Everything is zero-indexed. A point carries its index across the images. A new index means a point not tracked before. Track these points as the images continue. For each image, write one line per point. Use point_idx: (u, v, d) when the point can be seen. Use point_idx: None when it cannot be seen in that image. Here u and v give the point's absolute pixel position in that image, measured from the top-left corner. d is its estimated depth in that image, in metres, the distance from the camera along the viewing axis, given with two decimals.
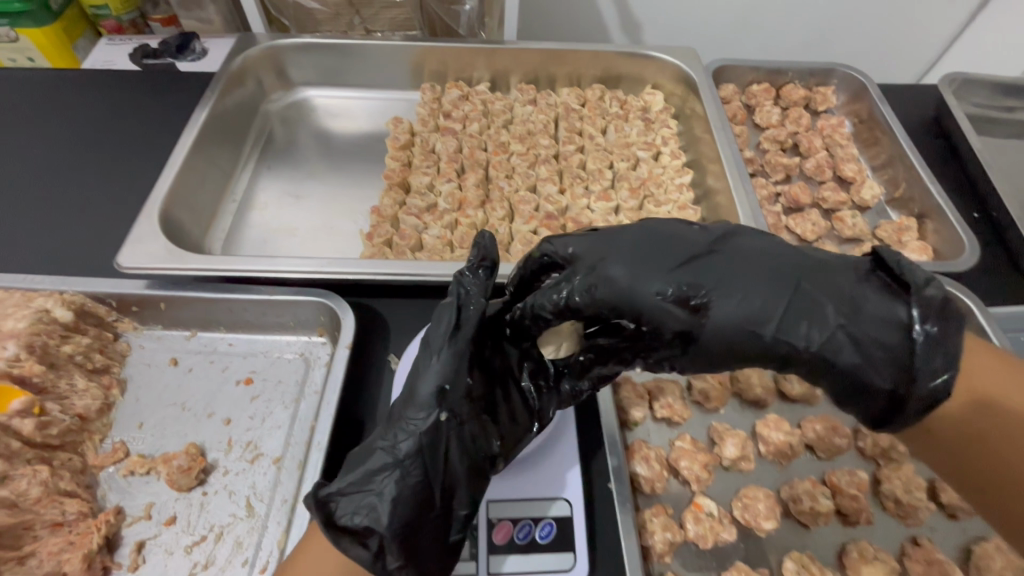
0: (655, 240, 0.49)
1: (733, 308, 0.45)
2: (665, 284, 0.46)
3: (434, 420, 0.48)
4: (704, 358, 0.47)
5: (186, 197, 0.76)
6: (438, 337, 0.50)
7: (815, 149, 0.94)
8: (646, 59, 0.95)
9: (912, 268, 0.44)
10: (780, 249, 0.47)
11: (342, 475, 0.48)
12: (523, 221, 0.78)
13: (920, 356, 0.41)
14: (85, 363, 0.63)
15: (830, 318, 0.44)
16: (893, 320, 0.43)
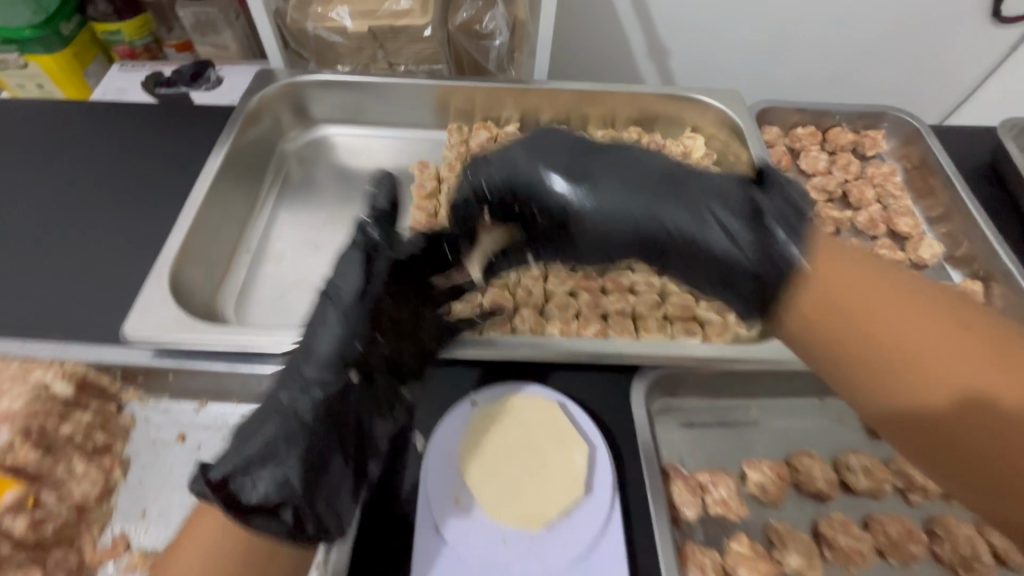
0: (569, 145, 0.54)
1: (616, 200, 0.50)
2: (560, 175, 0.52)
3: (325, 375, 0.49)
4: (596, 247, 0.53)
5: (198, 248, 0.71)
6: (328, 298, 0.52)
7: (867, 200, 0.88)
8: (687, 103, 0.90)
9: (783, 182, 0.46)
10: (659, 161, 0.52)
11: (224, 451, 0.47)
12: (559, 280, 0.72)
13: (785, 232, 0.43)
14: (84, 444, 0.59)
15: (696, 209, 0.47)
16: (770, 208, 0.45)
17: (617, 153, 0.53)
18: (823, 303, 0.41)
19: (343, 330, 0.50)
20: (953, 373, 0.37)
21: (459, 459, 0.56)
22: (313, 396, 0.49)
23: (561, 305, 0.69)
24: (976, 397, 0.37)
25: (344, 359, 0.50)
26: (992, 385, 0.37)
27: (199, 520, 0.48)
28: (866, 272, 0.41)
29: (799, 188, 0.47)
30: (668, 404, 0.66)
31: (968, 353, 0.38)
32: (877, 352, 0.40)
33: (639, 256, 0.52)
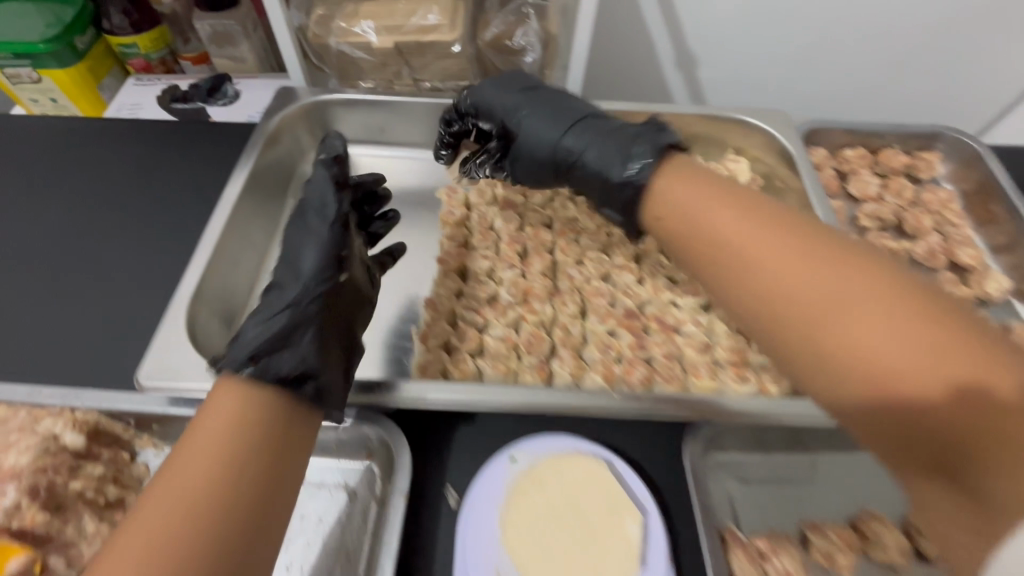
0: (524, 84, 0.70)
1: (537, 129, 0.66)
2: (506, 107, 0.68)
3: (324, 273, 0.53)
4: (521, 168, 0.70)
5: (216, 283, 0.67)
6: (311, 208, 0.58)
7: (925, 229, 0.82)
8: (730, 124, 0.84)
9: (667, 132, 0.59)
10: (581, 106, 0.68)
11: (238, 346, 0.48)
12: (599, 318, 0.67)
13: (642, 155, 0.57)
14: (96, 499, 0.54)
15: (592, 139, 0.63)
16: (642, 139, 0.59)
17: (558, 99, 0.68)
18: (701, 252, 0.49)
19: (326, 238, 0.55)
20: (823, 316, 0.40)
21: (498, 521, 0.52)
22: (314, 289, 0.52)
23: (600, 346, 0.65)
24: (851, 342, 0.38)
25: (332, 264, 0.54)
26: (867, 325, 0.38)
27: (205, 405, 0.42)
28: (739, 220, 0.47)
29: (673, 134, 0.60)
30: (726, 458, 0.61)
31: (872, 297, 0.38)
32: (757, 299, 0.44)
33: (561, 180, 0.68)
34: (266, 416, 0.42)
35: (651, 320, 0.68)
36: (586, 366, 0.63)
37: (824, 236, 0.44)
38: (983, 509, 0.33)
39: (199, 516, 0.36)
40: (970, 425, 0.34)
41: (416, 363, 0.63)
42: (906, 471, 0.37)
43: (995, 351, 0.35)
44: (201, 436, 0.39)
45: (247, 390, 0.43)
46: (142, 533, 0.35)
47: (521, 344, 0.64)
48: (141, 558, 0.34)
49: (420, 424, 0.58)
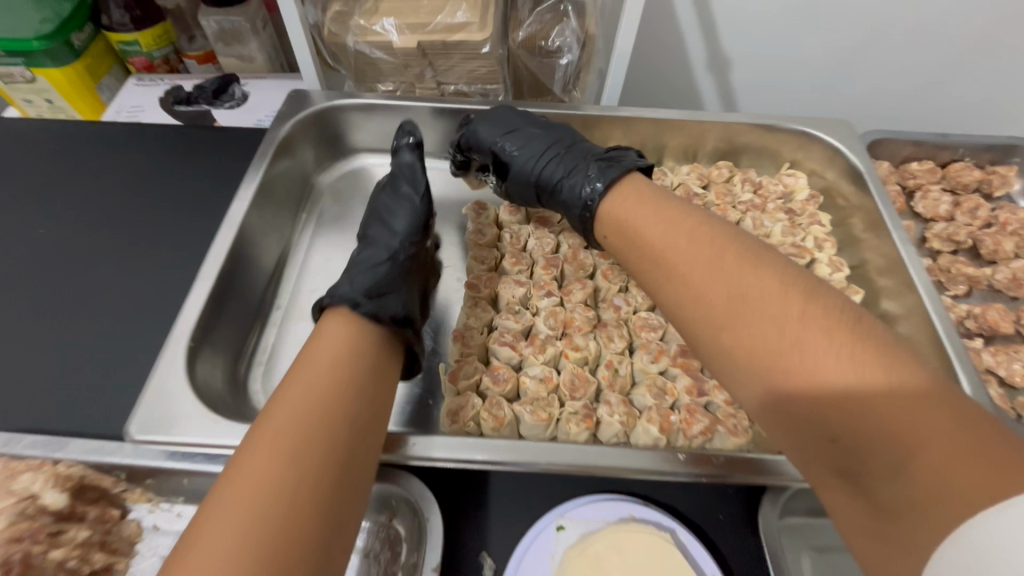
0: (519, 114, 0.72)
1: (521, 157, 0.69)
2: (495, 139, 0.70)
3: (409, 239, 0.65)
4: (513, 194, 0.72)
5: (220, 312, 0.60)
6: (400, 186, 0.69)
7: (1006, 253, 0.74)
8: (788, 134, 0.76)
9: (630, 158, 0.64)
10: (566, 135, 0.71)
11: (338, 287, 0.58)
12: (650, 356, 0.59)
13: (597, 182, 0.62)
14: (80, 568, 0.48)
15: (561, 168, 0.66)
16: (605, 166, 0.63)
17: (533, 121, 0.71)
18: (641, 268, 0.55)
19: (412, 212, 0.67)
20: (737, 330, 0.44)
21: None
22: (403, 249, 0.64)
23: (653, 390, 0.57)
24: (763, 355, 0.42)
25: (416, 234, 0.66)
26: (776, 338, 0.42)
27: (322, 329, 0.52)
28: (690, 245, 0.51)
29: (634, 158, 0.65)
30: (794, 520, 0.53)
31: (812, 315, 0.41)
32: (687, 313, 0.49)
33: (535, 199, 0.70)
34: (373, 343, 0.52)
35: None
36: (636, 414, 0.56)
37: (746, 251, 0.48)
38: (881, 514, 0.36)
39: (317, 425, 0.44)
40: (863, 435, 0.37)
41: (446, 407, 0.55)
42: (817, 479, 0.41)
43: (890, 362, 0.38)
44: (309, 366, 0.48)
45: (350, 325, 0.53)
46: (271, 435, 0.42)
47: (563, 386, 0.57)
48: (275, 447, 0.41)
49: (451, 483, 0.51)
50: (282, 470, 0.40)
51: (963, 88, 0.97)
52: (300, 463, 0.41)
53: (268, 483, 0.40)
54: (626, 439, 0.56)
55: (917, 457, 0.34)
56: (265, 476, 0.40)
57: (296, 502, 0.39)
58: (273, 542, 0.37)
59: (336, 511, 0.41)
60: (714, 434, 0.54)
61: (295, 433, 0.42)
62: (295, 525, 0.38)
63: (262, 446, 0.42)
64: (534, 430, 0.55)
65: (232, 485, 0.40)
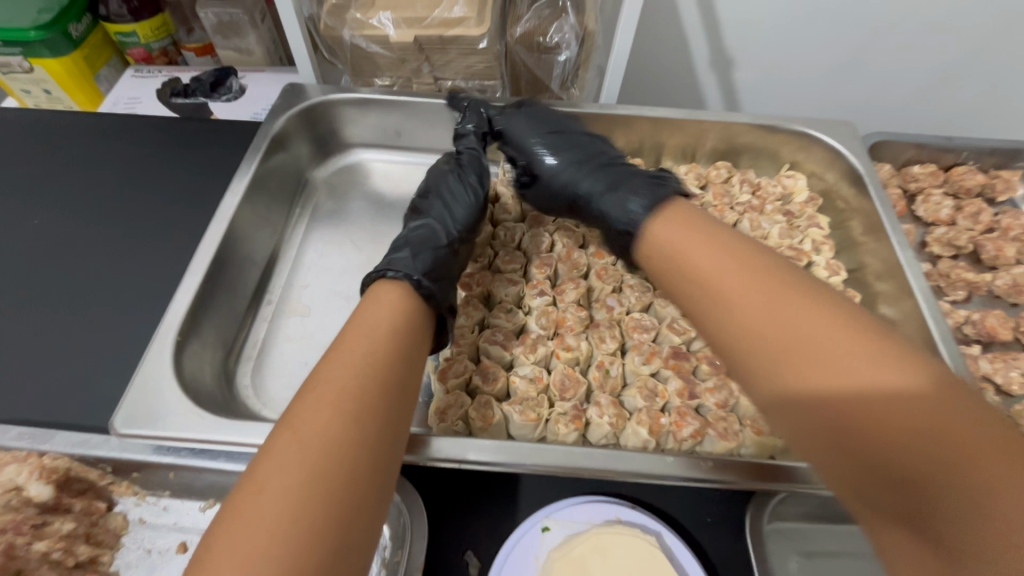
0: (556, 119, 0.69)
1: (556, 161, 0.66)
2: (533, 135, 0.67)
3: (462, 230, 0.64)
4: (540, 199, 0.69)
5: (208, 306, 0.60)
6: (469, 169, 0.68)
7: (1007, 258, 0.72)
8: (788, 136, 0.75)
9: (674, 183, 0.61)
10: (603, 150, 0.67)
11: (397, 259, 0.57)
12: (642, 358, 0.59)
13: (646, 197, 0.58)
14: (64, 560, 0.48)
15: (600, 180, 0.63)
16: (646, 185, 0.59)
17: (580, 129, 0.69)
18: (675, 280, 0.50)
19: (473, 203, 0.66)
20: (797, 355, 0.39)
21: None
22: (460, 238, 0.63)
23: (644, 392, 0.56)
24: (819, 377, 0.37)
25: (470, 228, 0.65)
26: (834, 360, 0.37)
27: (381, 301, 0.51)
28: (734, 257, 0.46)
29: (676, 183, 0.62)
30: (783, 525, 0.52)
31: (871, 339, 0.37)
32: (732, 330, 0.43)
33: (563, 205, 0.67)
34: (420, 326, 0.52)
35: (701, 361, 0.59)
36: (626, 415, 0.55)
37: (791, 273, 0.44)
38: (948, 558, 0.31)
39: (367, 394, 0.42)
40: (937, 462, 0.32)
41: (434, 405, 0.55)
42: (865, 516, 0.36)
43: (957, 395, 0.34)
44: (360, 335, 0.47)
45: (402, 296, 0.52)
46: (326, 402, 0.41)
47: (553, 386, 0.56)
48: (348, 405, 0.41)
49: (439, 484, 0.51)
50: (336, 438, 0.39)
51: (970, 90, 0.95)
52: (354, 435, 0.40)
53: (321, 451, 0.38)
54: (616, 441, 0.55)
55: (997, 496, 0.30)
56: (317, 444, 0.38)
57: (348, 472, 0.38)
58: (323, 512, 0.36)
59: (381, 481, 0.40)
60: (704, 437, 0.54)
61: (349, 403, 0.41)
62: (343, 497, 0.37)
63: (312, 414, 0.40)
64: (523, 430, 0.55)
65: (281, 453, 0.38)
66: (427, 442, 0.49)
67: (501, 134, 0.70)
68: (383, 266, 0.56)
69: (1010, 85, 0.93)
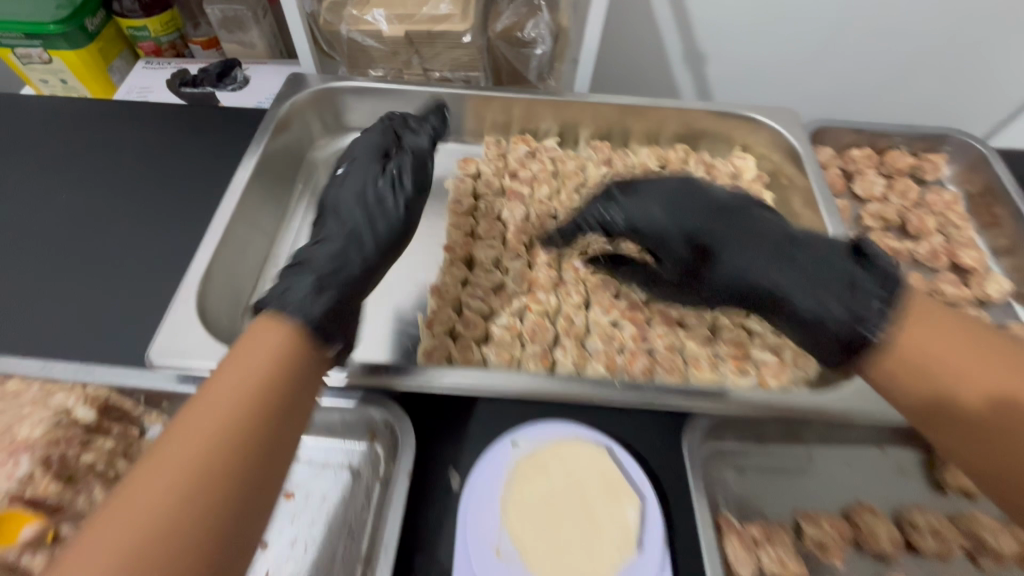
0: (692, 199, 0.60)
1: (730, 260, 0.58)
2: (688, 236, 0.59)
3: (376, 254, 0.61)
4: (710, 292, 0.62)
5: (223, 264, 0.67)
6: (394, 184, 0.67)
7: (928, 229, 0.82)
8: (739, 122, 0.85)
9: (882, 258, 0.51)
10: (778, 228, 0.57)
11: (293, 295, 0.52)
12: (602, 310, 0.68)
13: (872, 313, 0.49)
14: (106, 471, 0.55)
15: (795, 275, 0.54)
16: (862, 286, 0.50)
17: (728, 195, 0.60)
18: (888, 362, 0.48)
19: (392, 222, 0.64)
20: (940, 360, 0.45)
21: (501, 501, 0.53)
22: (372, 263, 0.61)
23: (603, 336, 0.66)
24: None
25: (385, 251, 0.63)
26: None
27: (244, 345, 0.45)
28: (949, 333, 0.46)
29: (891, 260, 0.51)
30: (717, 446, 0.61)
31: None
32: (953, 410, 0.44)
33: (749, 297, 0.58)
34: (304, 368, 0.47)
35: (654, 313, 0.68)
36: (587, 356, 0.65)
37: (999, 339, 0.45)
38: None
39: (220, 456, 0.38)
40: None
41: (421, 348, 0.64)
42: None
43: None
44: (228, 380, 0.42)
45: (286, 338, 0.47)
46: (168, 467, 0.36)
47: (525, 333, 0.65)
48: (199, 471, 0.36)
49: (425, 409, 0.59)
50: (170, 513, 0.34)
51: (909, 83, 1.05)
52: (193, 509, 0.35)
53: (147, 528, 0.33)
54: None
55: None
56: (143, 520, 0.34)
57: (178, 552, 0.33)
58: (191, 541, 0.34)
59: (223, 562, 0.36)
60: (653, 374, 0.63)
61: (197, 469, 0.36)
62: (216, 521, 0.36)
63: (149, 480, 0.35)
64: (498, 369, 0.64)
65: (101, 525, 0.33)
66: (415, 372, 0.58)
67: (626, 225, 0.63)
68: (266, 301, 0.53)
69: (945, 78, 1.03)
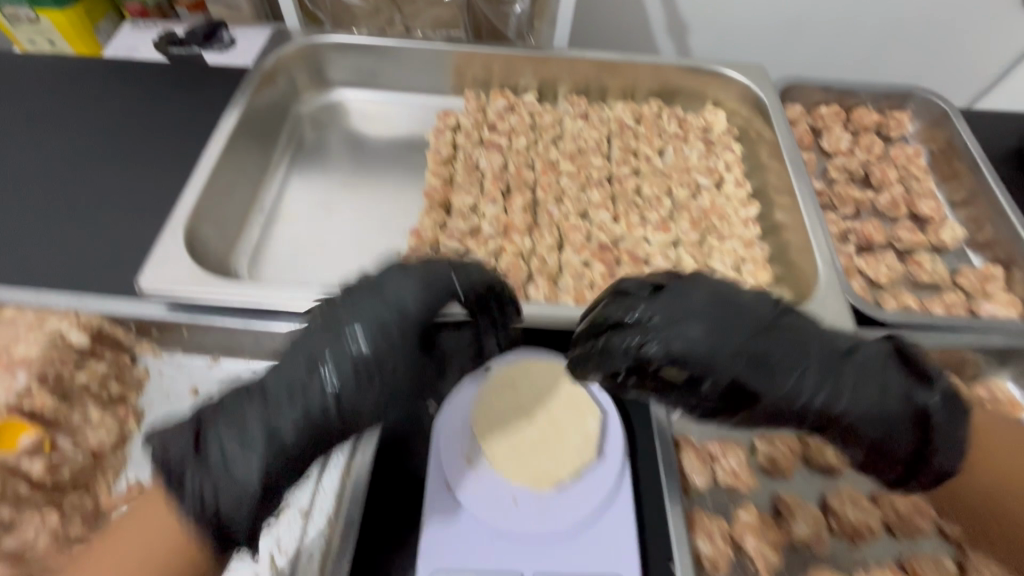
0: (733, 308, 0.47)
1: (794, 386, 0.46)
2: (740, 356, 0.46)
3: (325, 404, 0.44)
4: (759, 419, 0.48)
5: (210, 206, 0.70)
6: (359, 296, 0.47)
7: (889, 181, 0.86)
8: (710, 78, 0.87)
9: (926, 360, 0.49)
10: (822, 331, 0.49)
11: (213, 465, 0.43)
12: (574, 251, 0.71)
13: (947, 450, 0.48)
14: (100, 393, 0.58)
15: (865, 398, 0.47)
16: (910, 396, 0.48)
17: (762, 303, 0.49)
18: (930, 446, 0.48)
19: (354, 363, 0.45)
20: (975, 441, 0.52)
21: (471, 418, 0.57)
22: (331, 417, 0.45)
23: (574, 274, 0.69)
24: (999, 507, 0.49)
25: (343, 403, 0.45)
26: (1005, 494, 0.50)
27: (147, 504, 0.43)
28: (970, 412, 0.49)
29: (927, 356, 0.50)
30: None
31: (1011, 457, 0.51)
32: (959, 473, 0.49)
33: (796, 423, 0.48)
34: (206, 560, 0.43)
35: (623, 254, 0.72)
36: (558, 293, 0.68)
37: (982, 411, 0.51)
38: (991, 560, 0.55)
39: None
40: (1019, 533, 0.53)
41: None
42: None
43: None
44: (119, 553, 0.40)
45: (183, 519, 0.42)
46: None
47: (500, 271, 0.69)
48: None
49: None
50: None
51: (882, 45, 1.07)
52: None
53: None
54: None
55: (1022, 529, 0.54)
56: None
57: None
58: None
59: None
60: None
61: None
62: None
63: None
64: None
65: None
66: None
67: (662, 355, 0.45)
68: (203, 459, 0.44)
69: (913, 42, 1.06)
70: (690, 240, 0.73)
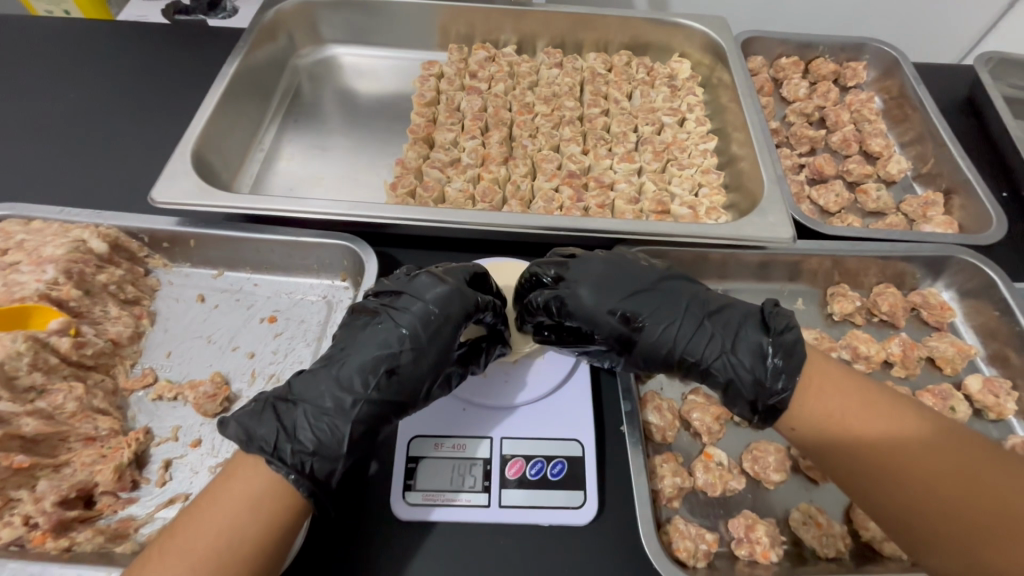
0: (619, 270, 0.58)
1: (660, 331, 0.55)
2: (616, 305, 0.56)
3: (372, 371, 0.51)
4: (642, 362, 0.57)
5: (214, 138, 0.77)
6: (394, 283, 0.57)
7: (842, 122, 0.92)
8: (676, 28, 0.94)
9: (777, 316, 0.54)
10: (702, 294, 0.57)
11: (294, 420, 0.49)
12: (546, 178, 0.78)
13: (778, 373, 0.51)
14: (118, 293, 0.65)
15: (717, 342, 0.54)
16: (762, 342, 0.53)
17: (649, 270, 0.58)
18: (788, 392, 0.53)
19: (399, 330, 0.52)
20: (874, 409, 0.49)
21: None
22: (375, 382, 0.50)
23: (545, 198, 0.76)
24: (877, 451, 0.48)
25: (388, 369, 0.51)
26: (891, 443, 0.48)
27: (236, 469, 0.46)
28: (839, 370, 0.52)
29: (786, 315, 0.55)
30: None
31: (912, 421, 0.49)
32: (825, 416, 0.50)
33: (669, 371, 0.57)
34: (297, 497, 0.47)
35: (590, 181, 0.79)
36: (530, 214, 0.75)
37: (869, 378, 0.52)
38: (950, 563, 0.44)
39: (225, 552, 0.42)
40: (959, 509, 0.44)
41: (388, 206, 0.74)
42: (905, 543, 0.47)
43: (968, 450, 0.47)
44: (218, 499, 0.44)
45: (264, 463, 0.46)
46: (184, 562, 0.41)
47: (477, 195, 0.75)
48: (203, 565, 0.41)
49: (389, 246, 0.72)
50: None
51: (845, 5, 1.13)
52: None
53: None
54: None
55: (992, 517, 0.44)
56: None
57: None
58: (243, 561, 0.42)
59: None
60: None
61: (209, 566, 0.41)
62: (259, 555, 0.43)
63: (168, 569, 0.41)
64: None
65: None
66: (378, 207, 0.65)
67: (554, 299, 0.58)
68: (296, 429, 0.48)
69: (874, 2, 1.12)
70: (652, 168, 0.80)
